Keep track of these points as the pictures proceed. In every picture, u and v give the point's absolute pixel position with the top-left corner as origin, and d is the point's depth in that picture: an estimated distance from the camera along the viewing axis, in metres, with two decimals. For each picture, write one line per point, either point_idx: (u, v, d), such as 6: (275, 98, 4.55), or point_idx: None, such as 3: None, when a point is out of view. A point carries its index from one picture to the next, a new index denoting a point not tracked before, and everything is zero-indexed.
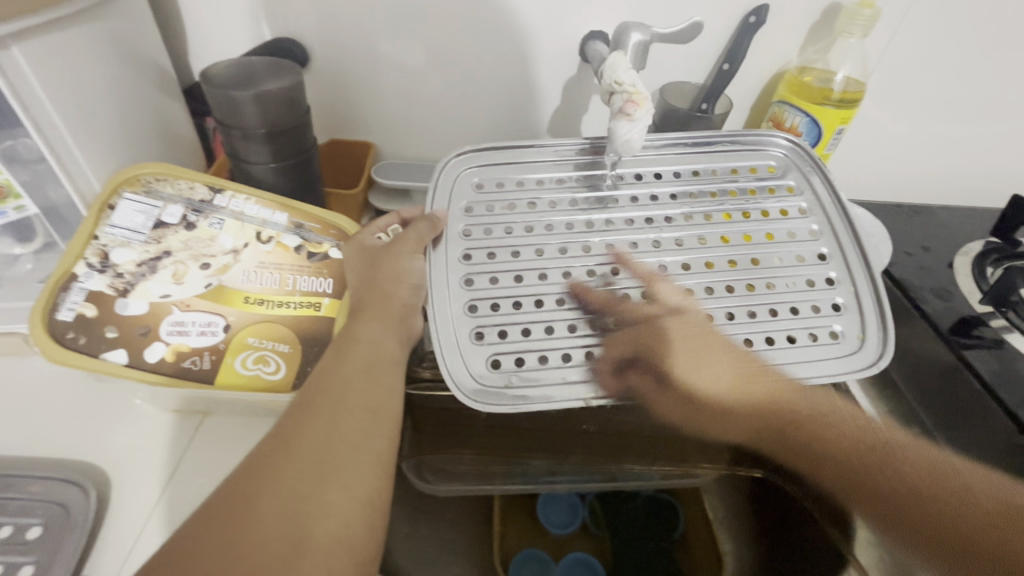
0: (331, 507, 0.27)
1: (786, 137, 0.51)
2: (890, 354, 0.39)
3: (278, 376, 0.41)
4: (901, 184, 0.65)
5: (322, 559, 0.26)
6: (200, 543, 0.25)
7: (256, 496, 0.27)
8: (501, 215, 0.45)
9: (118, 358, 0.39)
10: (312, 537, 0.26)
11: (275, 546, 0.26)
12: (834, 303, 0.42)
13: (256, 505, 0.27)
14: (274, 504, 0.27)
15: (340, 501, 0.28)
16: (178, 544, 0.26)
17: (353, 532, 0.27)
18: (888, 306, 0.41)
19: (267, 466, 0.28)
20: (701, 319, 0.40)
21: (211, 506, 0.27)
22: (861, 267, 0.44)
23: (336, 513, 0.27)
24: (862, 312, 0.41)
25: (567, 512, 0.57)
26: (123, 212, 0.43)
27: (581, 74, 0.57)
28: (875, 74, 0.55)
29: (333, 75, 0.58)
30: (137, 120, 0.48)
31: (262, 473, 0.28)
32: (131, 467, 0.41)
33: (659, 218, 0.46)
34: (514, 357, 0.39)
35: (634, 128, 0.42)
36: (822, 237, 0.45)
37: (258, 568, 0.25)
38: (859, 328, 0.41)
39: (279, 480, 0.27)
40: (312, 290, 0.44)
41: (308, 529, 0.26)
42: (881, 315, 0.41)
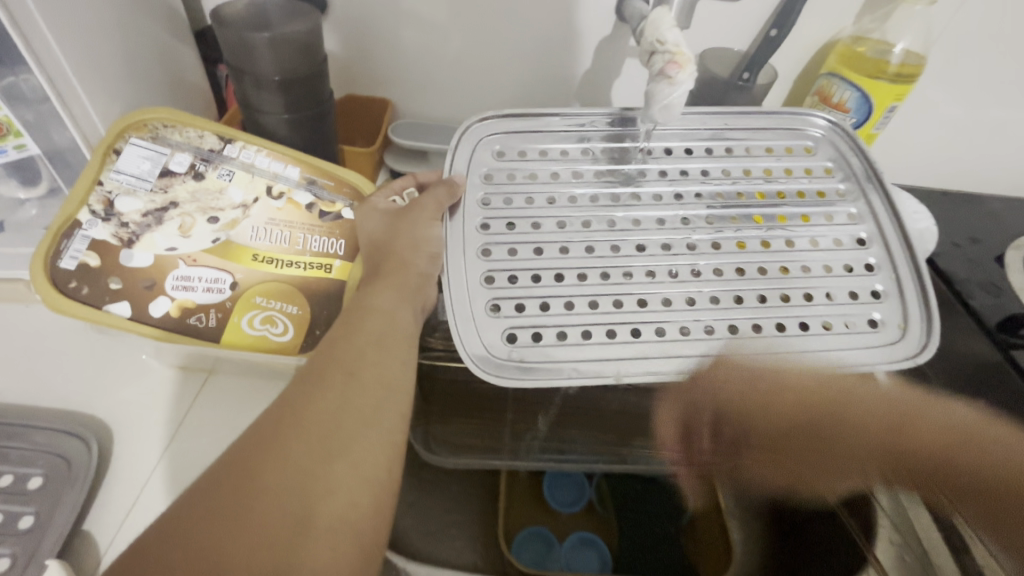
0: (340, 484, 0.26)
1: (826, 116, 0.48)
2: (933, 346, 0.37)
3: (286, 338, 0.40)
4: (950, 171, 0.61)
5: (330, 538, 0.24)
6: (197, 516, 0.24)
7: (258, 469, 0.25)
8: (522, 183, 0.43)
9: (121, 310, 0.38)
10: (319, 515, 0.25)
11: (278, 525, 0.24)
12: (873, 290, 0.39)
13: (260, 478, 0.25)
14: (277, 480, 0.25)
15: (349, 478, 0.26)
16: (173, 516, 0.24)
17: (361, 512, 0.26)
18: (934, 296, 0.38)
19: (271, 437, 0.26)
20: (744, 370, 0.35)
21: (211, 478, 0.25)
22: (905, 254, 0.40)
23: (345, 490, 0.26)
24: (903, 299, 0.39)
25: (573, 488, 0.56)
26: (129, 158, 0.41)
27: (616, 34, 0.54)
28: (935, 47, 0.51)
29: (351, 25, 0.55)
30: (144, 62, 0.45)
31: (265, 445, 0.26)
32: (133, 423, 0.40)
33: (690, 194, 0.43)
34: (530, 332, 0.37)
35: (674, 91, 0.39)
36: (864, 221, 0.42)
37: (259, 547, 0.23)
38: (900, 317, 0.38)
39: (286, 452, 0.26)
40: (323, 251, 0.42)
41: (314, 507, 0.25)
42: (926, 305, 0.38)
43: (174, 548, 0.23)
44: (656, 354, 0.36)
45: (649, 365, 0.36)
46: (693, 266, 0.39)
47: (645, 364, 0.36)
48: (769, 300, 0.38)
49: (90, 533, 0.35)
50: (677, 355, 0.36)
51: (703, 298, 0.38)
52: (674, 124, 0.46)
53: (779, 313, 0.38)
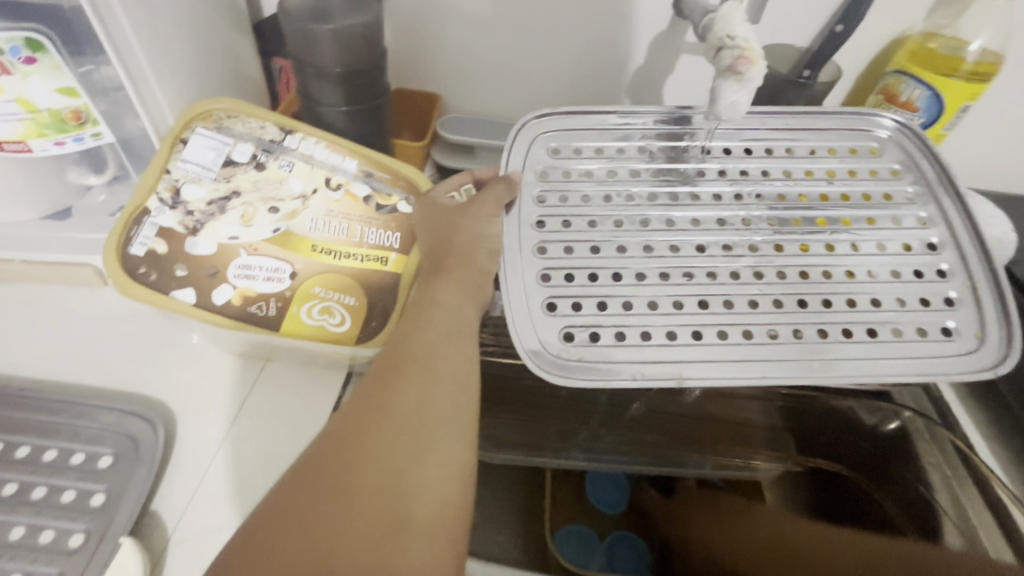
0: (430, 480, 0.26)
1: (894, 117, 0.45)
2: (1014, 359, 0.35)
3: (343, 328, 0.40)
4: (1017, 176, 0.58)
5: (427, 535, 0.25)
6: (296, 515, 0.24)
7: (349, 468, 0.26)
8: (578, 181, 0.42)
9: (187, 297, 0.38)
10: (414, 513, 0.25)
11: (376, 523, 0.24)
12: (946, 297, 0.38)
13: (353, 475, 0.25)
14: (370, 480, 0.25)
15: (436, 474, 0.26)
16: (272, 513, 0.25)
17: (450, 508, 0.26)
18: (1014, 305, 0.37)
19: (358, 437, 0.27)
20: None
21: (303, 476, 0.26)
22: (980, 260, 0.39)
23: (436, 487, 0.26)
24: (979, 307, 0.37)
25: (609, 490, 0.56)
26: (195, 148, 0.42)
27: (674, 30, 0.52)
28: (1012, 46, 0.49)
29: (403, 18, 0.55)
30: (208, 53, 0.46)
31: (352, 445, 0.26)
32: (195, 407, 0.41)
33: (750, 194, 0.42)
34: (588, 331, 0.36)
35: (741, 89, 0.38)
36: (934, 225, 0.40)
37: (361, 545, 0.24)
38: (976, 326, 0.37)
39: (374, 449, 0.26)
40: (380, 244, 0.42)
41: (408, 504, 0.25)
42: (1004, 314, 0.37)
43: (279, 546, 0.24)
44: (718, 357, 0.35)
45: (712, 369, 0.35)
46: (755, 268, 0.38)
47: (707, 367, 0.35)
48: (835, 305, 0.37)
49: (157, 513, 0.36)
50: (739, 359, 0.35)
51: (766, 301, 0.37)
52: (735, 122, 0.45)
53: (845, 318, 0.37)
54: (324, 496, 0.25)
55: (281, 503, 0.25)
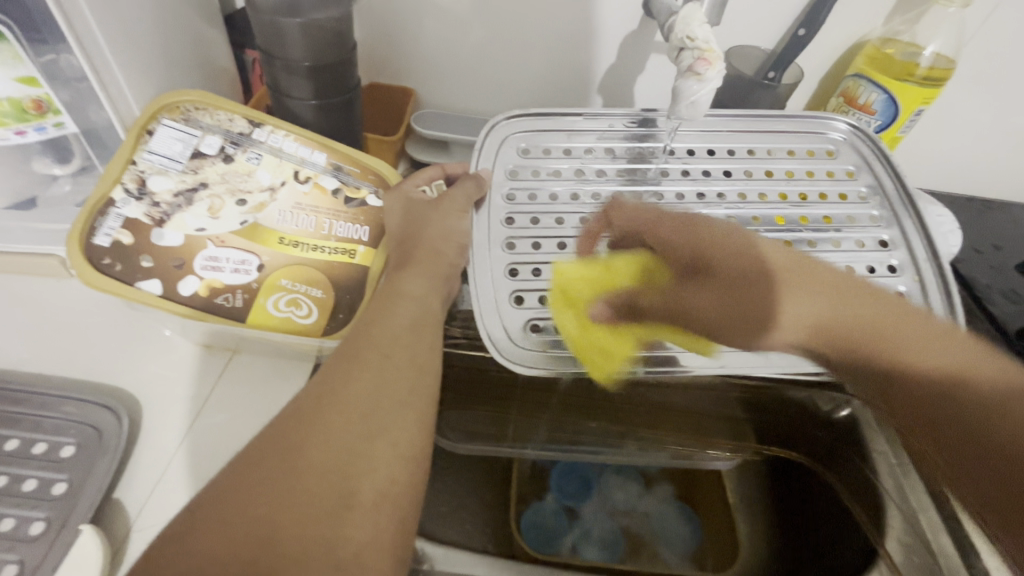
0: (380, 459, 0.27)
1: (847, 120, 0.47)
2: None
3: (310, 320, 0.41)
4: (973, 178, 0.61)
5: (373, 512, 0.26)
6: (246, 489, 0.25)
7: (302, 446, 0.26)
8: (546, 179, 0.43)
9: (152, 288, 0.39)
10: (362, 490, 0.26)
11: (325, 499, 0.25)
12: (896, 293, 0.39)
13: (305, 453, 0.26)
14: (322, 457, 0.26)
15: (388, 455, 0.27)
16: (222, 487, 0.25)
17: (400, 488, 0.27)
18: (959, 300, 0.38)
19: (314, 417, 0.27)
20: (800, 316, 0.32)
21: (256, 452, 0.26)
22: (929, 258, 0.40)
23: (386, 467, 0.27)
24: (926, 302, 0.39)
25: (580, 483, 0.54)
26: (161, 139, 0.42)
27: (643, 29, 0.53)
28: (966, 51, 0.51)
29: (378, 14, 0.55)
30: (176, 44, 0.46)
31: (308, 425, 0.27)
32: (161, 396, 0.41)
33: (712, 193, 0.43)
34: (553, 324, 0.37)
35: (702, 89, 0.39)
36: (885, 225, 0.42)
37: (308, 519, 0.24)
38: None
39: (327, 428, 0.27)
40: (348, 237, 0.43)
41: (357, 483, 0.26)
42: (949, 309, 0.38)
43: (226, 520, 0.24)
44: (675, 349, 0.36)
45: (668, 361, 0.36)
46: None
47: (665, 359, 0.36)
48: None
49: (120, 501, 0.36)
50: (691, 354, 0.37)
51: None
52: (699, 123, 0.46)
53: None
54: (273, 471, 0.25)
55: (230, 477, 0.25)
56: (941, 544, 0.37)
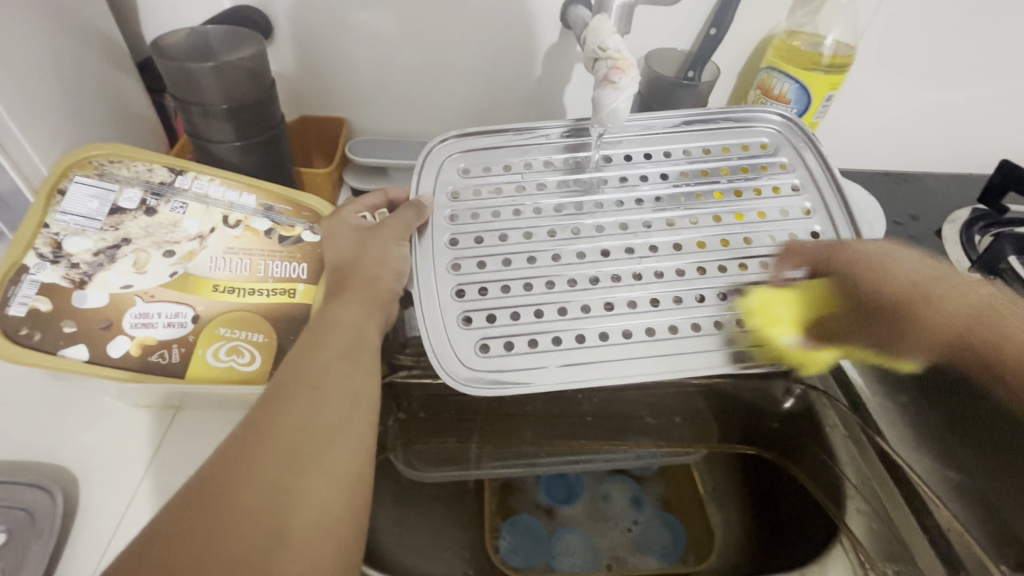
0: (316, 492, 0.27)
1: (778, 112, 0.47)
2: None
3: (253, 367, 0.39)
4: (889, 154, 0.64)
5: (309, 545, 0.25)
6: (176, 541, 0.24)
7: (232, 488, 0.26)
8: (488, 198, 0.42)
9: (78, 354, 0.37)
10: (294, 525, 0.26)
11: (254, 538, 0.25)
12: None
13: (233, 495, 0.26)
14: (252, 497, 0.26)
15: (321, 487, 0.27)
16: (151, 542, 0.25)
17: (336, 518, 0.27)
18: None
19: (243, 458, 0.27)
20: (821, 249, 0.39)
21: (184, 502, 0.26)
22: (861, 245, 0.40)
23: (319, 499, 0.27)
24: None
25: (567, 486, 0.54)
26: (74, 198, 0.40)
27: (564, 41, 0.55)
28: (865, 37, 0.54)
29: (298, 46, 0.55)
30: (84, 98, 0.44)
31: (235, 467, 0.27)
32: (101, 466, 0.39)
33: (648, 198, 0.43)
34: (503, 341, 0.36)
35: (620, 96, 0.40)
36: (817, 214, 0.42)
37: (240, 561, 0.24)
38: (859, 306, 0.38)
39: (258, 467, 0.27)
40: (286, 276, 0.42)
41: (289, 518, 0.26)
42: None
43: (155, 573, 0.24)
44: (628, 355, 0.36)
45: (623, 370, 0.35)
46: (656, 268, 0.39)
47: (627, 366, 0.36)
48: (732, 296, 0.38)
49: None
50: (659, 353, 0.36)
51: (667, 297, 0.38)
52: (628, 132, 0.46)
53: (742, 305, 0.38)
54: (201, 524, 0.25)
55: (158, 535, 0.25)
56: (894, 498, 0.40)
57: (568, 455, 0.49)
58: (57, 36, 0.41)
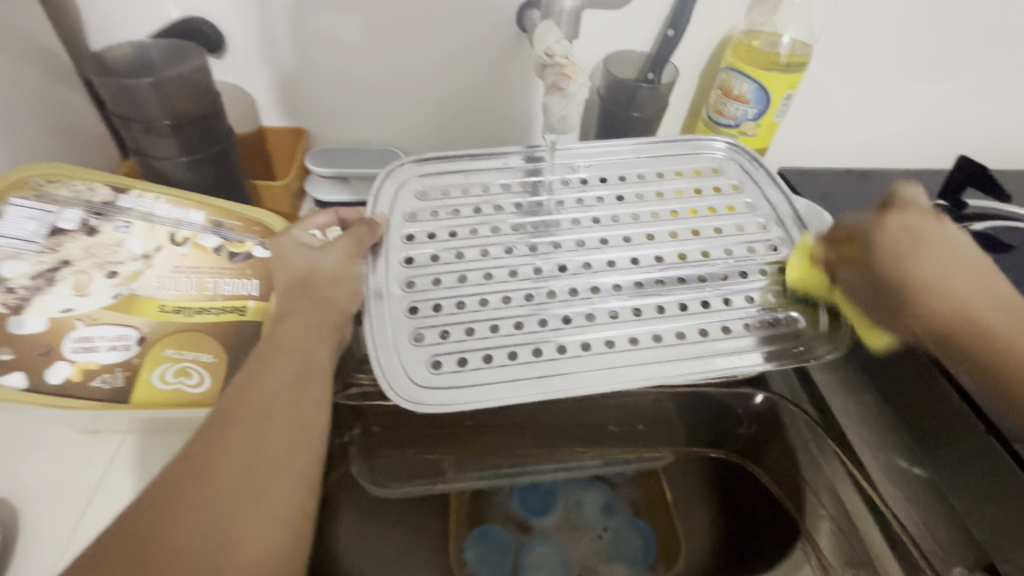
0: (256, 527, 0.26)
1: (724, 140, 0.47)
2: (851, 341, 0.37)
3: (201, 389, 0.38)
4: (855, 150, 0.64)
5: None
6: None
7: (165, 527, 0.25)
8: (445, 218, 0.42)
9: (15, 382, 0.36)
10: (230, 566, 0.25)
11: None
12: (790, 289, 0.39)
13: (167, 534, 0.25)
14: (186, 536, 0.25)
15: (260, 524, 0.26)
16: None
17: (275, 556, 0.26)
18: None
19: (179, 493, 0.26)
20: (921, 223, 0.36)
21: (115, 541, 0.25)
22: None
23: (258, 537, 0.26)
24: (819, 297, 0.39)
25: (541, 496, 0.49)
26: (10, 220, 0.39)
27: (521, 45, 0.54)
28: (822, 35, 0.54)
29: (250, 57, 0.54)
30: (22, 116, 0.43)
31: (171, 503, 0.26)
32: (45, 495, 0.38)
33: (606, 218, 0.42)
34: (456, 357, 0.35)
35: (567, 104, 0.40)
36: (772, 229, 0.42)
37: None
38: (817, 316, 0.38)
39: (195, 504, 0.26)
40: (236, 293, 0.41)
41: (225, 559, 0.25)
42: None
43: None
44: (583, 367, 0.35)
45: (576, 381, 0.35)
46: (613, 282, 0.39)
47: (584, 379, 0.35)
48: (691, 308, 0.38)
49: None
50: (620, 364, 0.35)
51: (625, 310, 0.38)
52: (584, 153, 0.46)
53: (701, 318, 0.37)
54: (131, 565, 0.24)
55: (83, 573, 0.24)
56: (876, 544, 0.39)
57: (530, 465, 0.49)
58: None
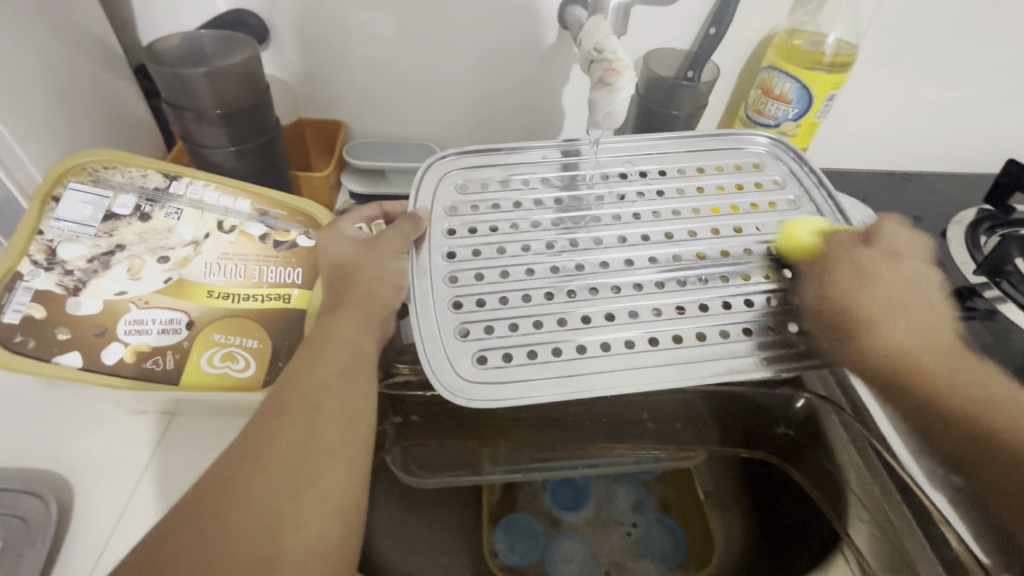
0: (308, 516, 0.26)
1: (766, 133, 0.47)
2: (895, 340, 0.36)
3: (248, 373, 0.39)
4: (893, 154, 0.64)
5: (302, 567, 0.25)
6: (166, 565, 0.24)
7: (224, 511, 0.26)
8: (485, 212, 0.42)
9: (72, 361, 0.37)
10: (286, 551, 0.25)
11: (245, 562, 0.25)
12: (833, 288, 0.39)
13: (225, 518, 0.26)
14: (245, 520, 0.26)
15: (313, 511, 0.27)
16: (145, 557, 0.25)
17: (330, 542, 0.26)
18: (892, 290, 0.38)
19: (237, 480, 0.27)
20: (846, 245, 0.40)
21: (178, 523, 0.26)
22: (863, 259, 0.40)
23: (311, 523, 0.26)
24: (864, 296, 0.38)
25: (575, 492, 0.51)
26: (69, 205, 0.40)
27: (561, 41, 0.54)
28: (868, 35, 0.53)
29: (294, 50, 0.54)
30: (79, 104, 0.44)
31: (228, 489, 0.27)
32: (98, 471, 0.39)
33: (646, 213, 0.42)
34: (501, 352, 0.35)
35: (614, 99, 0.39)
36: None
37: None
38: (864, 316, 0.37)
39: (252, 490, 0.27)
40: (281, 281, 0.42)
41: (282, 543, 0.25)
42: (886, 302, 0.38)
43: None
44: (630, 365, 0.35)
45: (624, 377, 0.34)
46: (655, 278, 0.39)
47: (633, 375, 0.34)
48: (734, 306, 0.37)
49: None
50: (665, 363, 0.35)
51: (669, 308, 0.37)
52: (621, 149, 0.46)
53: (744, 317, 0.37)
54: (193, 540, 0.25)
55: (154, 543, 0.25)
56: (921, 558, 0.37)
57: (563, 459, 0.48)
58: (51, 42, 0.41)
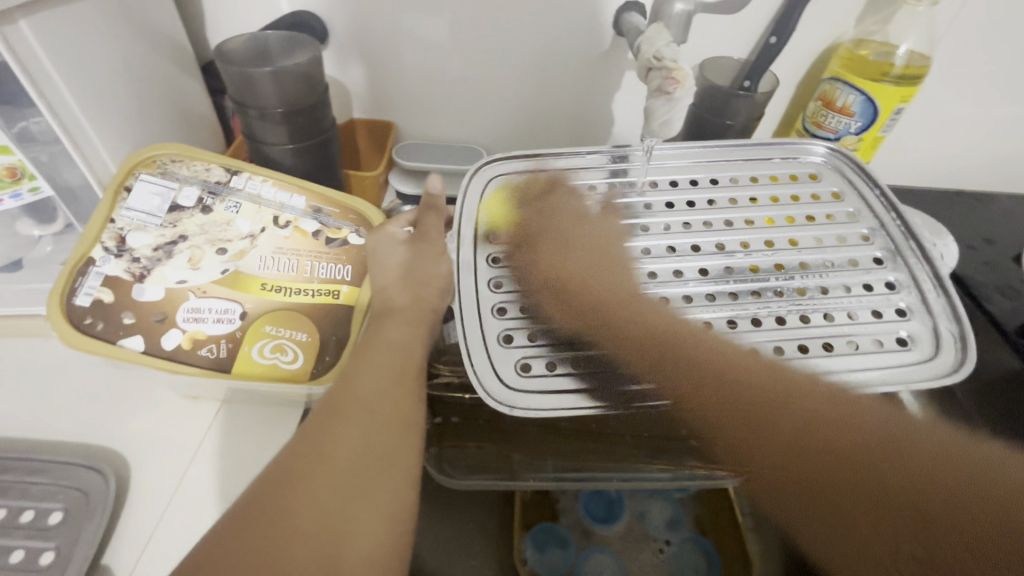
0: (367, 522, 0.27)
1: (824, 143, 0.45)
2: (972, 363, 0.33)
3: (296, 365, 0.40)
4: (962, 172, 0.60)
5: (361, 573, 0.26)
6: (232, 564, 0.25)
7: (287, 511, 0.26)
8: (530, 219, 0.41)
9: (135, 344, 0.38)
10: (348, 555, 0.26)
11: (309, 564, 0.25)
12: (897, 307, 0.36)
13: (289, 519, 0.26)
14: (308, 522, 0.26)
15: (372, 517, 0.27)
16: (210, 556, 0.25)
17: (387, 549, 0.27)
18: (962, 305, 0.36)
19: (298, 481, 0.27)
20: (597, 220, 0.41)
21: (242, 521, 0.26)
22: (930, 276, 0.37)
23: (369, 530, 0.27)
24: (931, 316, 0.36)
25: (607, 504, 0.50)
26: (139, 195, 0.42)
27: (615, 48, 0.53)
28: (941, 47, 0.50)
29: (351, 51, 0.56)
30: (151, 99, 0.47)
31: (290, 490, 0.27)
32: (153, 451, 0.40)
33: (698, 222, 0.41)
34: (544, 360, 0.35)
35: (672, 108, 0.39)
36: (876, 241, 0.40)
37: None
38: (931, 337, 0.35)
39: (314, 492, 0.27)
40: (331, 277, 0.43)
41: (343, 547, 0.26)
42: (956, 315, 0.35)
43: None
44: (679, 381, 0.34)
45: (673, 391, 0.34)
46: (705, 291, 0.37)
47: None
48: (787, 322, 0.36)
49: (107, 565, 0.35)
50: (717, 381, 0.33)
51: (719, 323, 0.36)
52: (675, 156, 0.45)
53: (801, 333, 0.35)
54: (259, 538, 0.26)
55: (217, 540, 0.26)
56: None
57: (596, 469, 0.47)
58: (129, 40, 0.44)
